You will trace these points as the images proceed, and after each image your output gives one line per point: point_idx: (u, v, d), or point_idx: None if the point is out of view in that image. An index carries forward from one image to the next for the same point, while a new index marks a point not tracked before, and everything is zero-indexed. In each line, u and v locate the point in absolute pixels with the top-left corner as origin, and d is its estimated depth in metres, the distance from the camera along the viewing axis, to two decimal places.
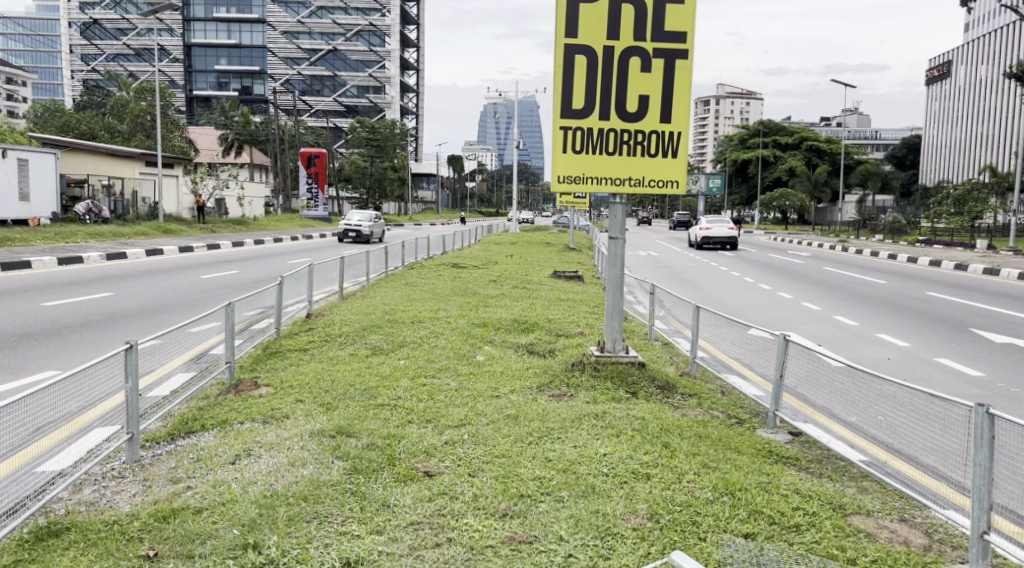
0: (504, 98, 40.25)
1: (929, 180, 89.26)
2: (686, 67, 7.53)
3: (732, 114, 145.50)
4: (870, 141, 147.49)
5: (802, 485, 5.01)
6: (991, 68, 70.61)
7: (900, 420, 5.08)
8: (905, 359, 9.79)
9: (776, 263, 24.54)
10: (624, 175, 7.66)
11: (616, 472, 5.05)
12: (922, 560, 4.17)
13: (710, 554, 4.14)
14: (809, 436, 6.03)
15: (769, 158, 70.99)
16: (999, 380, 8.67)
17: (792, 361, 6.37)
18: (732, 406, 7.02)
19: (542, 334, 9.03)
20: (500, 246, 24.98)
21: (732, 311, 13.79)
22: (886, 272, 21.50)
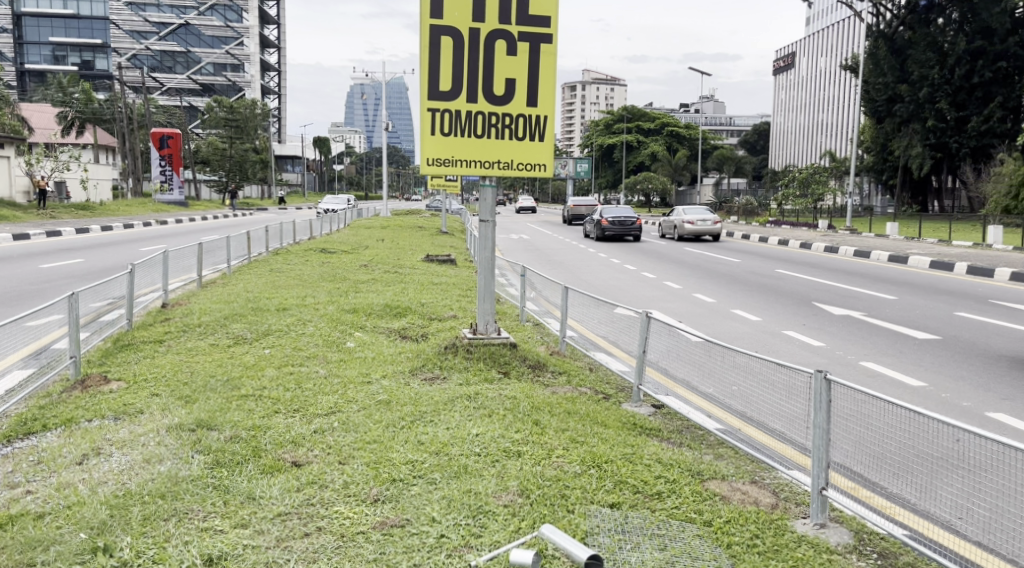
0: (368, 80, 39.66)
1: (779, 166, 93.93)
2: (550, 51, 7.65)
3: (596, 100, 148.58)
4: (725, 128, 154.65)
5: (664, 454, 5.22)
6: (830, 60, 75.32)
7: (751, 388, 5.36)
8: (757, 332, 10.33)
9: (640, 244, 25.37)
10: (492, 158, 7.67)
11: (488, 452, 5.10)
12: (769, 517, 4.43)
13: (577, 526, 4.25)
14: (670, 408, 6.30)
15: (633, 142, 72.88)
16: (839, 348, 9.28)
17: (654, 336, 6.61)
18: (598, 382, 7.22)
19: (415, 318, 8.99)
20: (367, 230, 24.63)
21: (599, 291, 14.13)
22: (742, 252, 22.53)
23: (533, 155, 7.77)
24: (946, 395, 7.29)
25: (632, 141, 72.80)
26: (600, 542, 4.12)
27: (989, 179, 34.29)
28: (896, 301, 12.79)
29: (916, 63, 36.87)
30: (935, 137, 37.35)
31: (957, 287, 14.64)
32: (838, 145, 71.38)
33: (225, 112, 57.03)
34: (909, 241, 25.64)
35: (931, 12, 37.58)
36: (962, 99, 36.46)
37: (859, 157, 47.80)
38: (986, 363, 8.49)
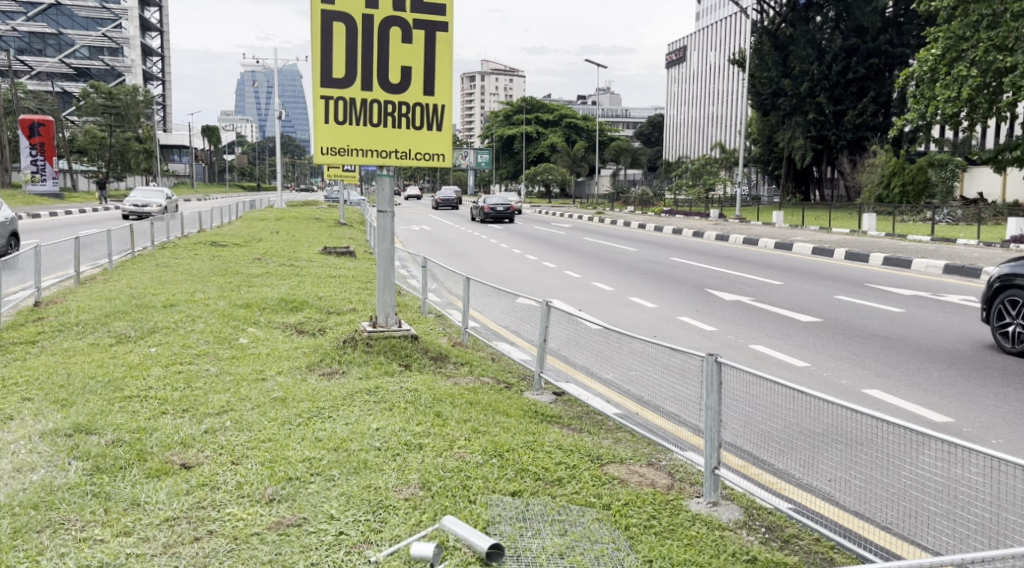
0: (258, 66, 38.59)
1: (673, 157, 96.02)
2: (446, 39, 7.57)
3: (494, 91, 148.52)
4: (620, 119, 157.83)
5: (564, 441, 5.26)
6: (719, 54, 77.74)
7: (648, 373, 5.45)
8: (653, 318, 10.53)
9: (541, 234, 25.48)
10: (389, 147, 7.54)
11: (389, 445, 5.01)
12: (665, 498, 4.52)
13: (479, 516, 4.22)
14: (571, 395, 6.37)
15: (532, 133, 73.06)
16: (731, 332, 9.55)
17: (555, 325, 6.67)
18: (501, 371, 7.23)
19: (311, 312, 8.76)
20: (260, 222, 23.91)
21: (501, 281, 14.12)
22: (639, 240, 23.00)
23: (432, 145, 7.67)
24: (827, 374, 7.61)
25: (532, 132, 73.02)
26: (502, 531, 4.10)
27: (863, 170, 36.08)
28: (781, 286, 13.28)
29: (797, 59, 38.12)
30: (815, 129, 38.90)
31: (835, 272, 15.33)
32: (728, 137, 73.70)
33: (102, 98, 54.45)
34: (793, 229, 26.62)
35: (810, 11, 39.28)
36: (838, 94, 38.21)
37: (747, 148, 49.44)
38: (863, 343, 8.89)
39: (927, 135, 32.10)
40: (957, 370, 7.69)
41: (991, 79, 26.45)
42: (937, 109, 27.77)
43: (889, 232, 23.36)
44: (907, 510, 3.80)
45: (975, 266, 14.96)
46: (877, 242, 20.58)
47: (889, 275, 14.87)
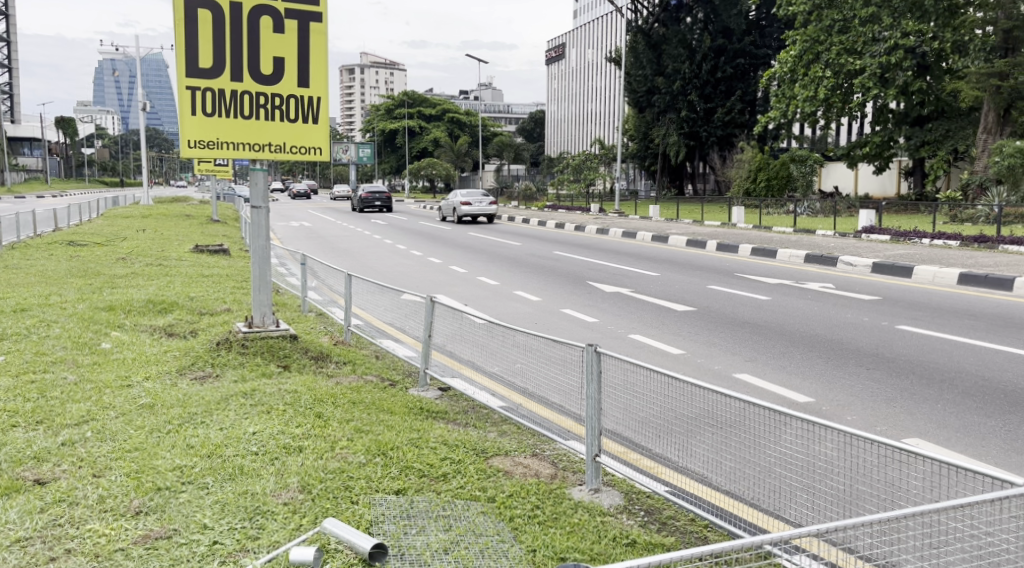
0: (118, 55, 36.75)
1: (554, 152, 97.10)
2: (320, 30, 7.35)
3: (375, 84, 146.66)
4: (502, 115, 159.29)
5: (449, 436, 5.24)
6: (597, 52, 79.25)
7: (531, 365, 5.47)
8: (538, 311, 10.62)
9: (425, 229, 25.32)
10: (262, 140, 7.27)
11: (266, 450, 4.84)
12: (548, 488, 4.58)
13: (362, 517, 4.13)
14: (456, 390, 6.35)
15: (414, 128, 72.42)
16: (611, 323, 9.72)
17: (440, 320, 6.61)
18: (385, 368, 7.14)
19: (182, 314, 8.40)
20: (124, 220, 22.77)
21: (384, 277, 13.95)
22: (521, 235, 23.22)
23: (307, 138, 7.45)
24: (702, 360, 7.85)
25: (414, 127, 72.52)
26: (386, 530, 4.01)
27: (733, 166, 37.59)
28: (658, 277, 13.64)
29: (670, 58, 39.57)
30: (687, 126, 40.24)
31: (706, 263, 15.88)
32: (608, 133, 75.23)
33: None
34: (668, 223, 27.44)
35: (681, 11, 40.53)
36: (708, 92, 39.65)
37: (626, 144, 50.60)
38: (734, 330, 9.23)
39: (789, 132, 33.76)
40: (818, 353, 8.07)
41: (843, 80, 28.03)
42: (796, 107, 29.16)
43: (755, 224, 24.42)
44: (771, 486, 3.96)
45: (833, 255, 15.75)
46: (747, 234, 21.41)
47: (756, 265, 15.49)
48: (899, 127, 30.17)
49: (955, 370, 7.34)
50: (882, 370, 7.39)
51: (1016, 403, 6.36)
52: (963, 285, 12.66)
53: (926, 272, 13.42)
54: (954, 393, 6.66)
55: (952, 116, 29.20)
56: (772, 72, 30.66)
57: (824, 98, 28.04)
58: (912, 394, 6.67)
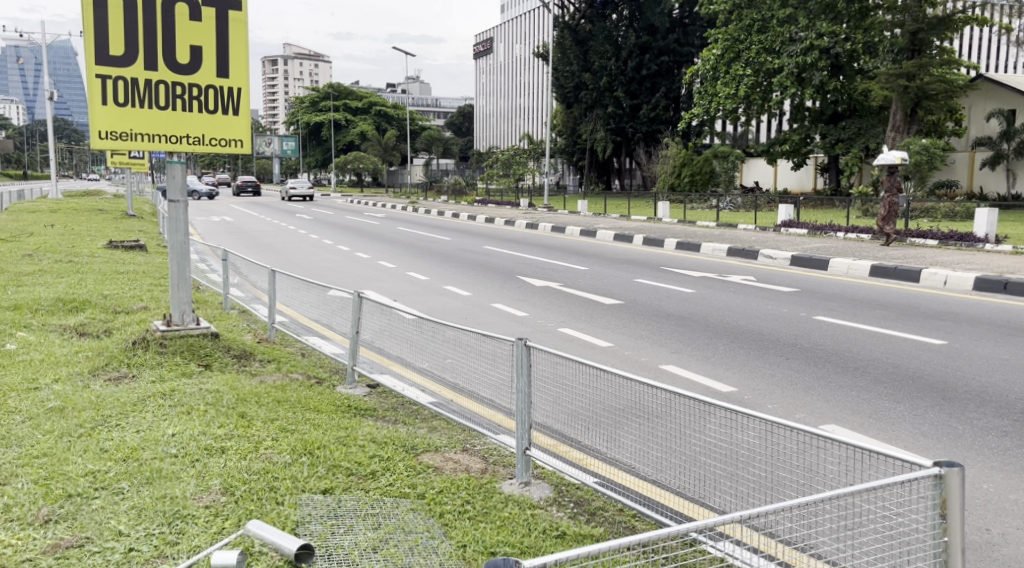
0: (26, 43, 35.19)
1: (483, 147, 96.91)
2: (239, 19, 7.17)
3: (300, 76, 144.01)
4: (430, 108, 158.29)
5: (378, 433, 5.16)
6: (524, 47, 79.40)
7: (460, 360, 5.43)
8: (468, 306, 10.57)
9: (352, 224, 24.97)
10: (179, 132, 7.03)
11: (186, 451, 4.68)
12: (479, 482, 4.56)
13: (287, 518, 4.03)
14: (385, 387, 6.29)
15: (340, 121, 71.30)
16: (541, 317, 9.73)
17: (368, 316, 6.52)
18: (311, 366, 6.99)
19: (95, 313, 8.07)
20: (33, 215, 21.77)
21: (310, 273, 13.69)
22: (450, 229, 23.09)
23: (227, 130, 7.24)
24: (629, 352, 7.93)
25: (340, 120, 71.49)
26: (312, 531, 3.92)
27: (657, 161, 38.14)
28: (586, 271, 13.73)
29: (597, 54, 39.92)
30: (614, 123, 40.99)
31: (634, 257, 16.06)
32: (536, 128, 75.42)
33: None
34: (595, 218, 27.61)
35: (606, 8, 40.80)
36: (634, 89, 40.15)
37: (553, 139, 50.81)
38: (660, 322, 9.35)
39: (711, 128, 34.38)
40: (741, 344, 8.21)
41: (763, 78, 28.71)
42: (717, 105, 29.75)
43: (680, 219, 24.80)
44: (697, 474, 4.00)
45: (755, 248, 16.08)
46: (672, 229, 21.71)
47: (680, 258, 15.73)
48: (815, 125, 31.10)
49: (869, 358, 7.56)
50: (800, 359, 7.57)
51: (925, 390, 6.57)
52: (875, 277, 13.08)
53: (841, 264, 13.82)
54: (867, 380, 6.86)
55: (864, 115, 30.09)
56: (695, 69, 31.17)
57: (744, 96, 28.69)
58: (828, 381, 6.84)
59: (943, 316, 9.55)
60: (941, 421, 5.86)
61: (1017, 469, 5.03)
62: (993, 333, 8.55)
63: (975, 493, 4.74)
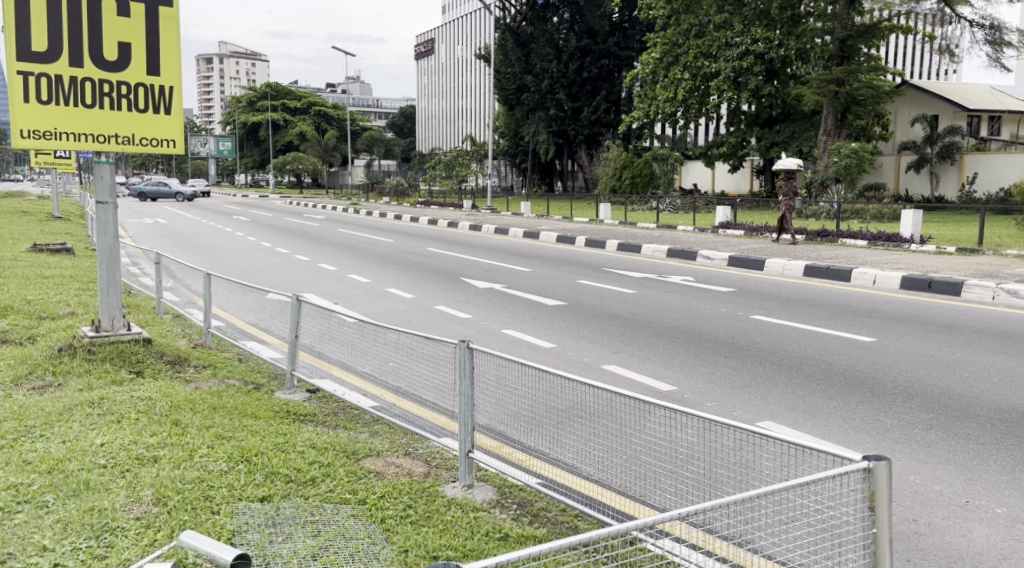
0: None
1: (425, 148, 96.51)
2: (170, 16, 7.01)
3: (237, 75, 141.56)
4: (371, 109, 156.91)
5: (318, 439, 5.07)
6: (466, 49, 79.39)
7: (402, 363, 5.38)
8: (410, 308, 10.48)
9: (291, 225, 24.57)
10: (107, 131, 6.80)
11: (116, 462, 4.52)
12: (421, 486, 4.50)
13: (222, 527, 3.92)
14: (325, 391, 6.19)
15: (278, 121, 70.29)
16: (482, 319, 9.70)
17: (306, 320, 6.41)
18: (248, 372, 6.84)
19: (19, 319, 7.77)
20: None
21: (248, 276, 13.41)
22: (392, 231, 22.91)
23: (158, 129, 7.04)
24: (571, 353, 7.94)
25: (278, 120, 70.42)
26: (249, 540, 3.82)
27: (599, 163, 38.49)
28: (529, 272, 13.74)
29: (538, 57, 40.07)
30: (556, 125, 41.05)
31: (576, 258, 16.13)
32: (478, 129, 75.39)
33: None
34: (537, 219, 27.73)
35: (548, 11, 41.06)
36: (576, 92, 40.42)
37: (496, 141, 50.83)
38: (602, 322, 9.39)
39: (651, 130, 34.82)
40: (681, 343, 8.29)
41: (701, 82, 29.12)
42: (658, 108, 30.20)
43: (621, 220, 25.01)
44: (637, 473, 4.02)
45: (694, 249, 16.30)
46: (613, 230, 21.87)
47: (622, 259, 15.84)
48: (750, 129, 31.71)
49: (803, 355, 7.71)
50: (738, 358, 7.68)
51: (856, 385, 6.72)
52: (809, 276, 13.36)
53: (777, 264, 14.08)
54: (802, 377, 6.98)
55: (798, 119, 30.76)
56: (635, 72, 31.50)
57: (682, 99, 29.15)
58: (764, 379, 6.95)
59: (873, 314, 9.79)
60: (872, 415, 6.00)
61: (942, 461, 5.16)
62: (919, 329, 8.80)
63: (903, 485, 4.85)
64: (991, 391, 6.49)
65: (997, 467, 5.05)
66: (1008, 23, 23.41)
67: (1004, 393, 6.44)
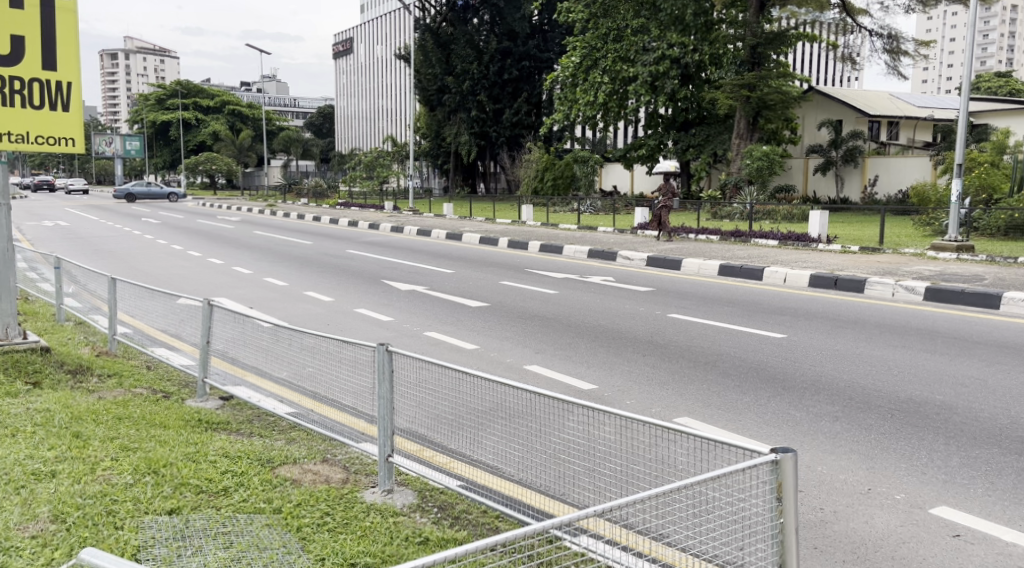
0: None
1: (344, 149, 95.23)
2: (66, 8, 6.72)
3: (146, 72, 136.93)
4: (288, 108, 153.96)
5: (231, 448, 4.92)
6: (385, 49, 78.72)
7: (319, 368, 5.26)
8: (328, 311, 10.30)
9: (204, 228, 23.85)
10: (1, 128, 6.47)
11: (11, 479, 4.30)
12: (340, 493, 4.42)
13: (126, 543, 3.76)
14: (240, 399, 6.02)
15: (190, 120, 68.26)
16: (403, 321, 9.60)
17: (218, 326, 6.22)
18: (158, 380, 6.59)
19: None
20: None
21: (159, 281, 12.96)
22: (310, 233, 22.49)
23: (56, 127, 6.74)
24: (493, 354, 7.92)
25: (190, 119, 68.33)
26: (156, 555, 3.68)
27: (521, 165, 38.60)
28: (450, 274, 13.68)
29: (458, 58, 39.95)
30: (477, 126, 40.93)
31: (497, 259, 16.11)
32: (399, 130, 74.77)
33: None
34: (460, 221, 27.61)
35: (468, 12, 41.05)
36: (497, 94, 40.51)
37: (417, 143, 50.45)
38: (523, 323, 9.42)
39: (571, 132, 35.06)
40: (601, 343, 8.36)
41: (620, 86, 29.51)
42: (579, 111, 30.54)
43: (544, 222, 25.09)
44: (556, 472, 4.02)
45: (614, 250, 16.49)
46: (535, 231, 21.93)
47: (544, 260, 15.90)
48: (667, 132, 32.35)
49: (717, 352, 7.87)
50: (655, 356, 7.79)
51: (767, 380, 6.90)
52: (724, 276, 13.66)
53: (692, 265, 14.34)
54: (716, 374, 7.13)
55: (712, 123, 31.53)
56: (555, 74, 31.65)
57: (602, 103, 29.52)
58: (681, 376, 7.07)
59: (783, 311, 10.08)
60: (782, 409, 6.15)
61: (846, 451, 5.34)
62: (825, 326, 9.09)
63: (810, 475, 4.99)
64: (892, 383, 6.74)
65: (898, 456, 5.25)
66: (904, 33, 24.44)
67: (904, 385, 6.70)
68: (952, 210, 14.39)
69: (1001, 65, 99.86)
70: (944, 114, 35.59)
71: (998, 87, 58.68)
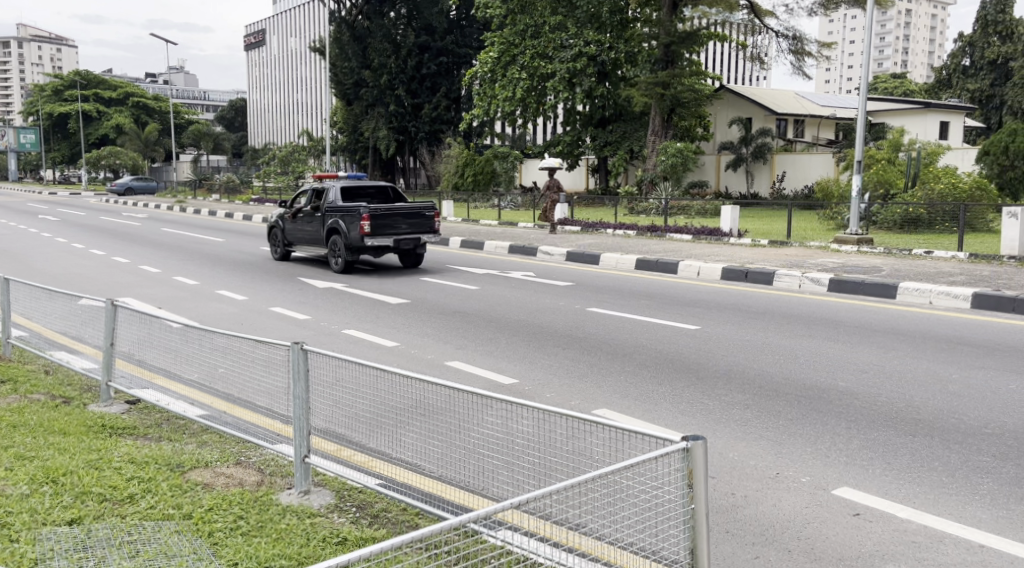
0: None
1: (258, 142, 93.00)
2: None
3: (42, 61, 130.57)
4: (197, 101, 149.29)
5: (137, 453, 4.75)
6: (298, 41, 77.15)
7: (230, 368, 5.13)
8: (242, 310, 10.06)
9: (108, 225, 22.90)
10: None
11: None
12: (254, 496, 4.32)
13: (22, 556, 3.58)
14: (148, 402, 5.81)
15: (91, 113, 65.39)
16: (320, 319, 9.45)
17: (123, 326, 6.00)
18: (57, 385, 6.30)
19: None
20: None
21: (60, 281, 12.40)
22: (222, 231, 21.84)
23: None
24: (413, 350, 7.87)
25: (90, 111, 65.36)
26: None
27: (441, 160, 38.34)
28: (369, 271, 13.51)
29: (375, 52, 39.39)
30: (396, 121, 40.49)
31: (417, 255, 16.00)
32: (314, 124, 73.45)
33: None
34: None
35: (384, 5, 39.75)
36: (414, 88, 40.16)
37: (333, 137, 49.56)
38: (444, 319, 9.38)
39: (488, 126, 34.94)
40: (521, 337, 8.40)
41: (538, 82, 29.64)
42: (497, 107, 30.45)
43: (465, 218, 24.98)
44: (474, 467, 4.02)
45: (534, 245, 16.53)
46: (454, 227, 21.83)
47: (464, 256, 15.85)
48: (585, 128, 32.58)
49: (633, 345, 8.00)
50: (574, 349, 7.87)
51: (682, 371, 7.05)
52: (641, 270, 13.88)
53: (610, 260, 14.52)
54: (632, 365, 7.24)
55: (628, 119, 32.02)
56: (472, 70, 31.46)
57: (520, 98, 29.57)
58: (599, 368, 7.16)
59: (696, 303, 10.31)
60: (696, 398, 6.29)
61: (757, 437, 5.49)
62: (737, 316, 9.34)
63: (722, 462, 5.12)
64: (799, 371, 6.97)
65: (805, 439, 5.44)
66: (808, 34, 25.26)
67: (811, 372, 6.94)
68: (853, 205, 14.97)
69: (896, 67, 104.46)
70: (846, 112, 36.98)
71: (894, 86, 61.34)
